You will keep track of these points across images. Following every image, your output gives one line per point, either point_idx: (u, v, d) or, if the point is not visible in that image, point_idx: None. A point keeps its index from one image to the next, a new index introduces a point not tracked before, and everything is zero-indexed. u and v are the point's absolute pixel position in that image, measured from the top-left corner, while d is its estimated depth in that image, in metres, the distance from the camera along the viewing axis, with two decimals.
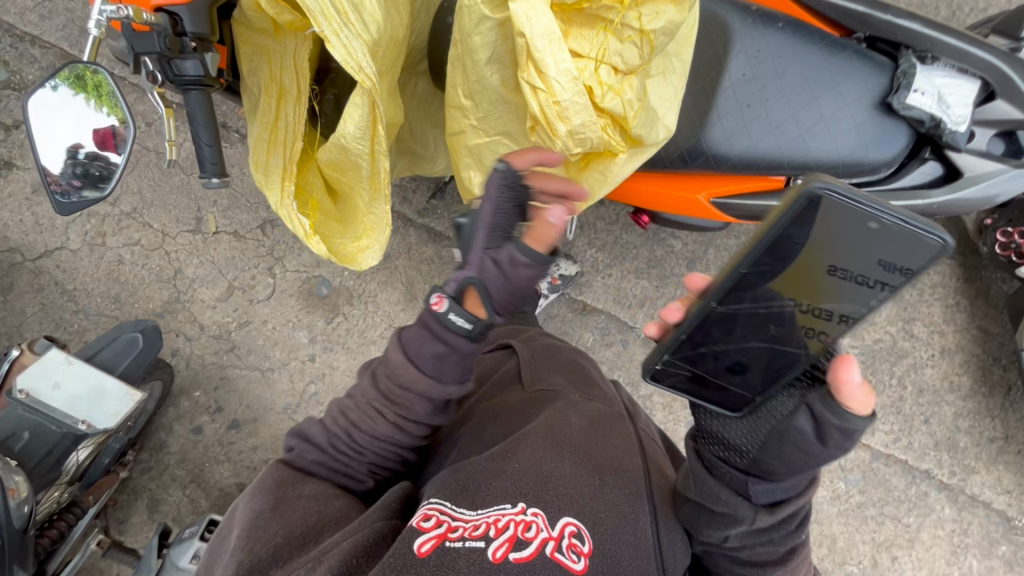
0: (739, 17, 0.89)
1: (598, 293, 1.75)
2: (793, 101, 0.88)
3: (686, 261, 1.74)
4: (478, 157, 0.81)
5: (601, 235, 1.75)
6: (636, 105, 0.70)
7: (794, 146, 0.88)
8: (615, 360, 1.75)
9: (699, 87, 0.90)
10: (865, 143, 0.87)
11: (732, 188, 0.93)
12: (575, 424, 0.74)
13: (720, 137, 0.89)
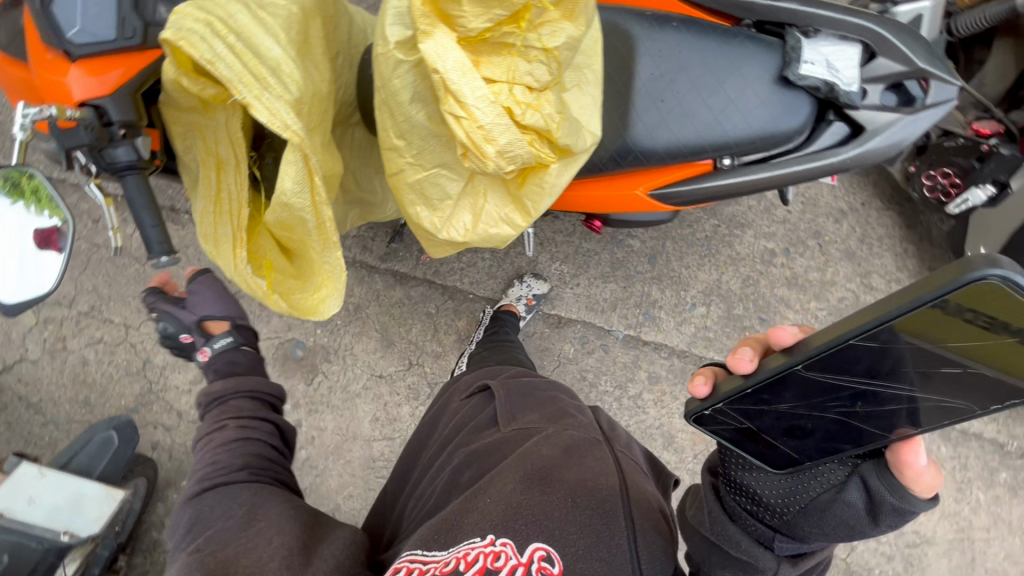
0: (637, 24, 0.96)
1: (570, 304, 1.79)
2: (701, 89, 0.94)
3: (647, 257, 1.81)
4: (421, 192, 0.84)
5: (561, 247, 1.80)
6: (558, 117, 0.74)
7: (713, 130, 0.94)
8: (600, 366, 1.77)
9: (616, 90, 0.95)
10: (774, 116, 0.93)
11: (665, 178, 0.97)
12: (547, 454, 0.74)
13: (643, 133, 0.95)
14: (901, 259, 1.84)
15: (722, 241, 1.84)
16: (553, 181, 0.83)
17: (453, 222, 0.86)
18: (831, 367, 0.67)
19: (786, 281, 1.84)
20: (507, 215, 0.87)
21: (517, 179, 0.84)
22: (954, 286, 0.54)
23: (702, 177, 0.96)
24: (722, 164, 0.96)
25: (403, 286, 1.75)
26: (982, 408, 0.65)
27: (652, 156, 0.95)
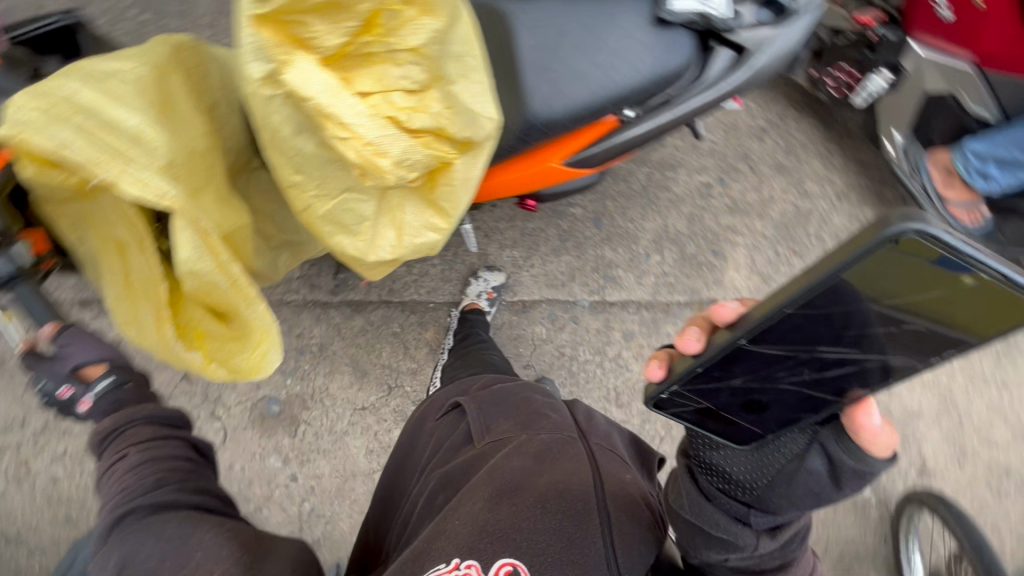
0: (507, 2, 0.96)
1: (530, 287, 1.81)
2: (585, 49, 0.93)
3: (591, 221, 1.86)
4: (335, 222, 0.82)
5: (507, 234, 1.83)
6: (448, 113, 0.73)
7: (607, 86, 0.93)
8: (575, 338, 1.78)
9: (504, 69, 0.92)
10: (660, 58, 0.95)
11: (574, 145, 0.97)
12: (517, 465, 0.78)
13: (541, 104, 0.92)
14: (830, 157, 1.95)
15: (659, 183, 1.90)
16: (469, 175, 0.81)
17: (378, 242, 0.84)
18: (775, 337, 0.67)
19: (729, 206, 1.90)
20: (428, 221, 0.86)
21: (428, 183, 0.82)
22: (875, 245, 0.53)
23: (609, 135, 0.97)
24: (625, 116, 0.96)
25: (362, 313, 1.73)
26: (923, 363, 0.65)
27: (556, 126, 0.93)
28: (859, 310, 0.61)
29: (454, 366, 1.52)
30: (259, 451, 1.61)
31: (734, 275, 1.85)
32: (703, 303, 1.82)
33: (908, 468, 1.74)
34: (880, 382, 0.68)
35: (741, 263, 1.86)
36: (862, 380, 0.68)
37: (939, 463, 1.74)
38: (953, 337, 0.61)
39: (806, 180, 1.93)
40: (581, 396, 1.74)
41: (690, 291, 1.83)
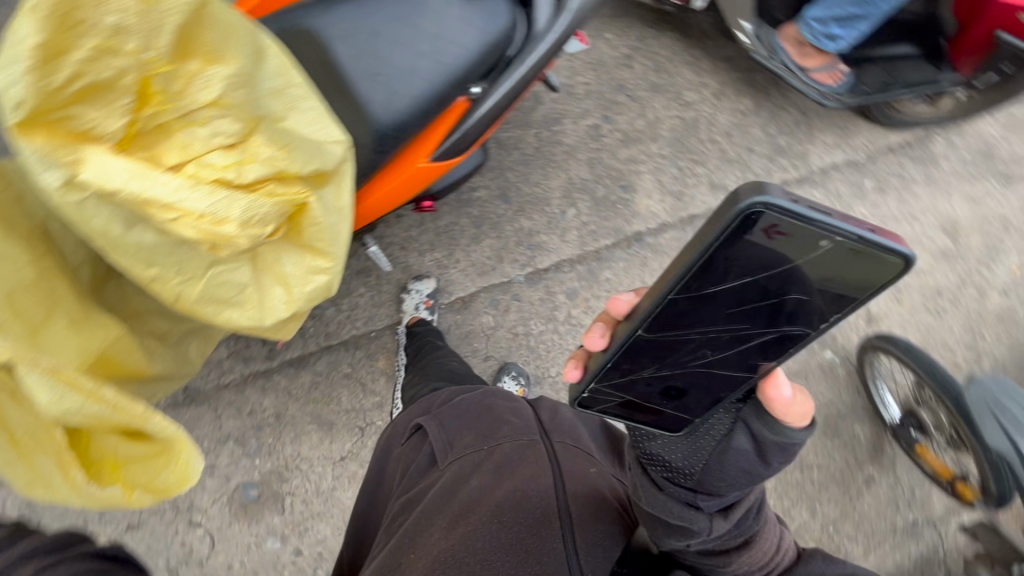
0: (311, 16, 0.92)
1: (463, 281, 1.79)
2: (404, 42, 0.93)
3: (499, 197, 1.86)
4: (215, 301, 0.79)
5: (423, 238, 1.80)
6: (280, 153, 0.76)
7: (441, 70, 0.94)
8: (524, 314, 1.78)
9: (331, 84, 0.89)
10: (481, 27, 0.96)
11: (437, 134, 0.99)
12: (477, 485, 0.82)
13: (381, 108, 0.91)
14: (697, 61, 2.11)
15: (550, 141, 1.93)
16: (340, 203, 0.84)
17: (270, 303, 0.83)
18: (667, 322, 0.70)
19: (621, 140, 1.96)
20: (313, 265, 0.86)
21: (294, 228, 0.83)
22: (730, 220, 0.57)
23: (466, 115, 0.99)
24: (473, 94, 0.98)
25: (307, 367, 1.67)
26: (815, 329, 0.68)
27: (409, 125, 0.92)
28: (746, 283, 0.65)
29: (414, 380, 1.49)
30: (253, 540, 1.53)
31: (647, 202, 1.92)
32: (629, 237, 1.88)
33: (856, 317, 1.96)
34: (779, 353, 0.72)
35: (652, 189, 1.93)
36: (767, 354, 0.73)
37: (880, 304, 1.97)
38: (841, 294, 0.64)
39: (682, 92, 2.05)
40: (549, 366, 1.76)
41: (614, 230, 1.88)
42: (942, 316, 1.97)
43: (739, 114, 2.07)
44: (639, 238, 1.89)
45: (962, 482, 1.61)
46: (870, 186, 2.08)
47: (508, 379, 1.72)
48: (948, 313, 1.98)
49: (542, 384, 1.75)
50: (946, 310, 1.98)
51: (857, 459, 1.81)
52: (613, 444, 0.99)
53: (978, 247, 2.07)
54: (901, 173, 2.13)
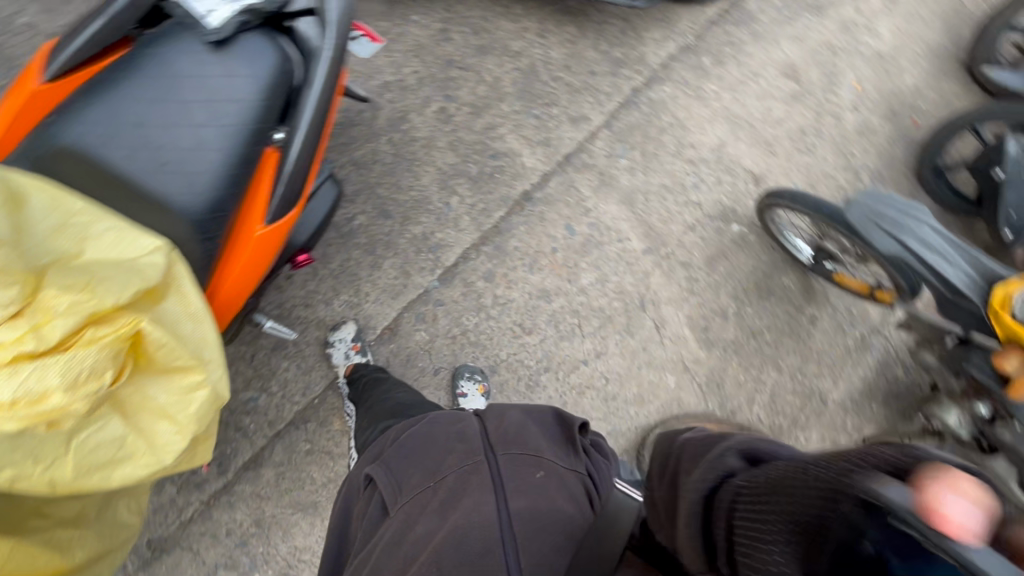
0: (67, 134, 0.90)
1: (382, 310, 1.74)
2: (177, 121, 0.93)
3: (381, 215, 1.80)
4: (104, 462, 0.81)
5: (323, 287, 1.73)
6: (84, 296, 0.73)
7: (231, 133, 0.94)
8: (452, 314, 1.78)
9: (128, 194, 0.90)
10: (250, 74, 0.96)
11: (263, 197, 0.96)
12: (422, 531, 0.73)
13: (186, 196, 0.91)
14: (509, 8, 2.10)
15: (404, 141, 1.87)
16: (189, 307, 0.85)
17: (159, 439, 0.83)
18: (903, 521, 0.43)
19: (472, 112, 1.94)
20: (186, 382, 0.85)
21: (146, 358, 0.82)
22: None
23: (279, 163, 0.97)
24: (277, 140, 0.98)
25: (264, 463, 1.58)
26: None
27: (221, 200, 0.93)
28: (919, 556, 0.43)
29: (365, 427, 1.28)
30: None
31: (521, 160, 1.94)
32: (519, 200, 1.91)
33: (745, 183, 2.09)
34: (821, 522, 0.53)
35: (520, 146, 1.95)
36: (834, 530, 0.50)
37: (758, 164, 2.12)
38: None
39: (508, 44, 2.04)
40: (497, 350, 1.78)
41: (503, 200, 1.89)
42: (814, 152, 2.17)
43: (570, 44, 2.10)
44: (528, 197, 1.92)
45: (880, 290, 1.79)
46: (710, 63, 2.19)
47: (466, 380, 1.72)
48: (817, 148, 2.18)
49: (499, 370, 1.77)
50: (814, 146, 2.18)
51: (795, 305, 2.02)
52: (568, 431, 0.87)
53: (818, 80, 2.27)
54: (731, 40, 2.24)
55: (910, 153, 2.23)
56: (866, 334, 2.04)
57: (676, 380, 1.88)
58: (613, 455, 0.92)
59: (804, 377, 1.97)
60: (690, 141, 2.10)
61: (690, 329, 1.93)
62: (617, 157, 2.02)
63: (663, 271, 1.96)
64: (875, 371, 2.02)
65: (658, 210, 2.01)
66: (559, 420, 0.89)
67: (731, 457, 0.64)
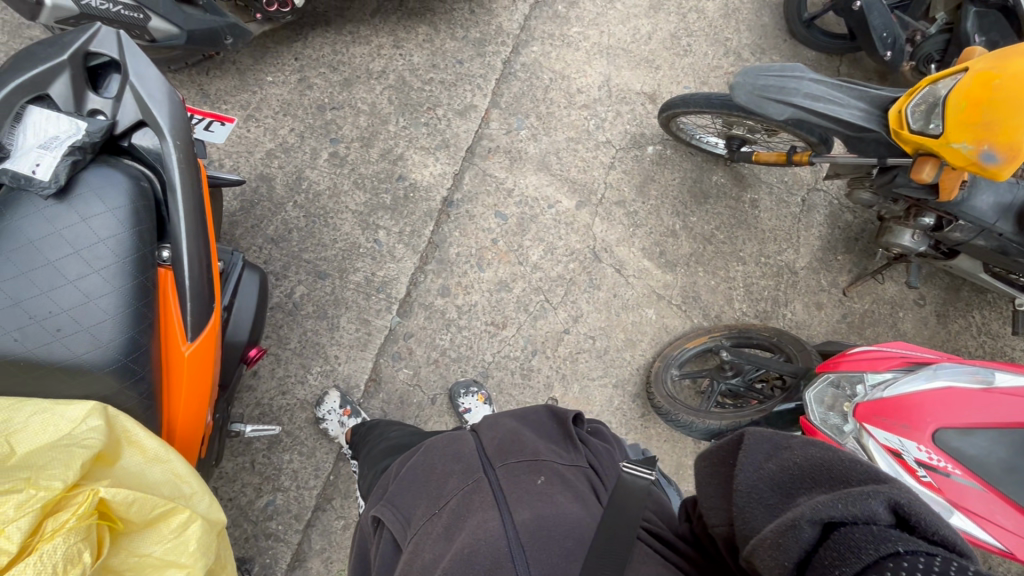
0: None
1: (358, 366, 1.72)
2: (51, 283, 0.87)
3: (319, 278, 1.77)
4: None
5: (292, 370, 1.69)
6: (27, 492, 0.75)
7: (115, 271, 0.90)
8: (426, 341, 1.77)
9: (36, 375, 0.86)
10: (105, 207, 0.91)
11: (175, 316, 0.97)
12: (430, 557, 0.69)
13: (99, 351, 0.89)
14: (356, 32, 2.04)
15: (310, 199, 1.84)
16: (147, 452, 0.89)
17: None
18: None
19: (363, 145, 1.92)
20: (173, 525, 0.88)
21: (123, 520, 0.85)
22: None
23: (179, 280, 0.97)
24: (167, 258, 0.97)
25: (307, 555, 1.56)
26: None
27: (136, 339, 0.91)
28: None
29: (363, 478, 1.18)
30: None
31: (428, 171, 1.93)
32: (442, 208, 1.90)
33: (643, 106, 2.13)
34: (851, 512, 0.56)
35: (422, 158, 1.94)
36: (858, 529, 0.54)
37: (647, 84, 2.16)
38: None
39: (369, 67, 2.01)
40: (482, 355, 1.78)
41: (427, 214, 1.88)
42: (693, 52, 2.22)
43: (428, 43, 2.07)
44: (449, 202, 1.91)
45: (796, 153, 1.74)
46: (565, 8, 2.20)
47: (464, 396, 1.70)
48: (694, 47, 2.23)
49: (491, 373, 1.77)
50: (690, 46, 2.23)
51: (734, 197, 2.07)
52: (562, 426, 0.84)
53: None
54: None
55: (777, 17, 2.31)
56: (806, 197, 2.11)
57: (655, 311, 1.92)
58: (614, 438, 0.92)
59: (768, 258, 2.03)
60: (578, 87, 2.11)
61: (649, 260, 1.97)
62: (516, 131, 2.03)
63: (602, 217, 1.98)
64: (827, 226, 2.10)
65: (574, 163, 2.02)
66: (552, 418, 0.86)
67: (876, 499, 0.50)
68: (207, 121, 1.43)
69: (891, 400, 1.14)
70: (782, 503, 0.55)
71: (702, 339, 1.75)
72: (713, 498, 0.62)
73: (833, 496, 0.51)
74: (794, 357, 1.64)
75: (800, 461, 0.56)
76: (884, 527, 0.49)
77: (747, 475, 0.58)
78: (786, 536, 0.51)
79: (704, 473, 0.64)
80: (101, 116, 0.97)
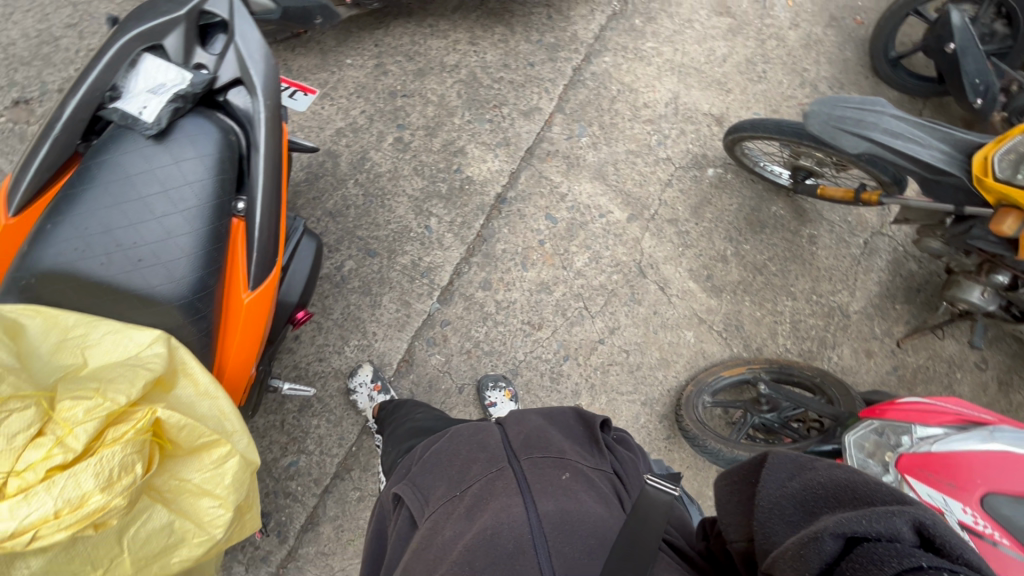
0: (35, 257, 0.91)
1: (394, 347, 1.76)
2: (138, 216, 0.95)
3: (369, 256, 1.83)
4: (163, 544, 0.92)
5: (331, 341, 1.75)
6: (96, 399, 0.81)
7: (196, 214, 0.97)
8: (461, 332, 1.79)
9: (113, 299, 0.93)
10: (194, 153, 0.98)
11: (239, 267, 1.02)
12: (450, 535, 0.67)
13: (169, 285, 0.95)
14: (436, 25, 2.11)
15: (371, 179, 1.91)
16: (198, 386, 0.93)
17: (202, 512, 0.93)
18: None
19: (428, 134, 1.97)
20: (214, 457, 0.93)
21: (173, 442, 0.90)
22: None
23: (248, 234, 1.02)
24: (241, 210, 1.02)
25: (320, 522, 1.60)
26: None
27: (204, 279, 0.97)
28: None
29: (387, 456, 1.20)
30: None
31: (486, 165, 1.97)
32: (495, 204, 1.93)
33: (709, 127, 2.10)
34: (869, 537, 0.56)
35: (482, 153, 1.98)
36: None
37: (716, 105, 2.13)
38: None
39: (443, 60, 2.07)
40: (514, 353, 1.79)
41: (479, 208, 1.92)
42: (767, 79, 2.18)
43: (503, 43, 2.12)
44: (503, 199, 1.94)
45: (864, 191, 1.67)
46: (642, 23, 2.21)
47: (491, 390, 1.72)
48: (769, 74, 2.19)
49: (520, 371, 1.78)
50: (765, 73, 2.19)
51: (791, 230, 2.02)
52: (589, 430, 0.83)
53: (751, 8, 2.28)
54: None
55: (860, 53, 2.24)
56: (869, 240, 2.03)
57: (694, 334, 1.88)
58: (639, 449, 0.91)
59: (821, 297, 1.96)
60: (644, 101, 2.11)
61: (695, 282, 1.93)
62: (577, 137, 2.04)
63: (653, 233, 1.97)
64: (888, 272, 2.01)
65: (630, 176, 2.02)
66: (579, 420, 0.86)
67: (900, 517, 0.49)
68: (291, 90, 1.51)
69: (938, 455, 1.08)
70: (805, 521, 0.54)
71: (741, 369, 1.72)
72: (731, 515, 0.61)
73: (858, 512, 0.50)
74: (837, 401, 1.57)
75: (824, 481, 0.56)
76: (908, 545, 0.47)
77: (770, 491, 0.58)
78: (808, 548, 0.50)
79: (723, 491, 0.63)
80: (204, 71, 1.04)
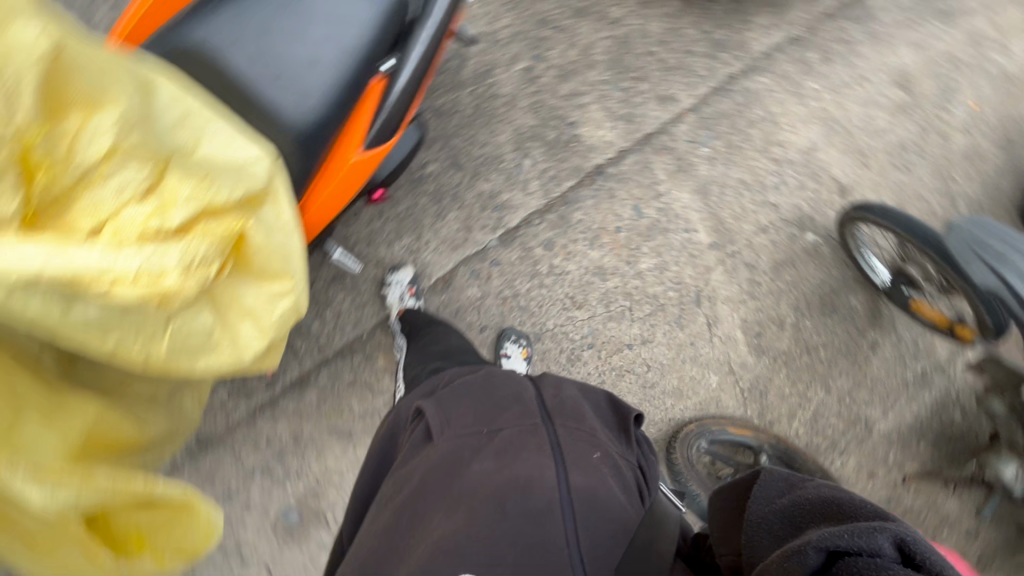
0: (198, 34, 0.98)
1: (439, 262, 1.76)
2: (298, 34, 1.00)
3: (453, 168, 1.80)
4: (196, 349, 0.79)
5: (386, 230, 1.76)
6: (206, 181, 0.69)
7: (345, 53, 1.01)
8: (504, 277, 1.78)
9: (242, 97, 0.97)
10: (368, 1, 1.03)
11: (360, 121, 1.02)
12: (478, 471, 0.72)
13: (293, 109, 0.97)
14: None
15: (487, 95, 1.85)
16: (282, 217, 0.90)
17: (240, 338, 0.83)
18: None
19: (559, 77, 1.90)
20: (275, 289, 0.88)
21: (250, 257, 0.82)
22: None
23: (381, 94, 1.02)
24: (385, 71, 1.03)
25: (306, 385, 1.65)
26: None
27: (324, 116, 0.99)
28: None
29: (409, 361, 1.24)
30: (307, 557, 1.57)
31: (599, 132, 1.90)
32: (591, 173, 1.87)
33: (830, 192, 1.99)
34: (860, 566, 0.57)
35: (602, 118, 1.91)
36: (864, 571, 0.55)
37: (848, 174, 2.00)
38: None
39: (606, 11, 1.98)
40: (545, 319, 1.78)
41: (575, 170, 1.86)
42: (912, 171, 2.03)
43: (669, 20, 2.02)
44: (601, 171, 1.88)
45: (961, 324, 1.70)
46: (816, 59, 2.06)
47: (510, 343, 1.73)
48: (917, 167, 2.04)
49: (543, 338, 1.77)
50: (913, 164, 2.04)
51: (858, 328, 1.93)
52: (620, 420, 0.84)
53: (932, 93, 2.10)
54: (842, 37, 2.10)
55: None
56: (929, 371, 1.93)
57: (719, 380, 1.84)
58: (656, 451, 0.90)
59: (854, 402, 1.89)
60: (780, 139, 1.99)
61: (743, 333, 1.87)
62: (699, 144, 1.95)
63: (726, 268, 1.90)
64: (932, 410, 1.91)
65: (731, 205, 1.93)
66: (612, 406, 0.85)
67: (882, 533, 0.51)
68: None
69: None
70: (792, 535, 0.57)
71: (748, 432, 1.76)
72: (723, 529, 0.65)
73: (841, 527, 0.52)
74: None
75: (811, 497, 0.59)
76: (887, 560, 0.50)
77: (758, 508, 0.61)
78: (791, 560, 0.52)
79: (716, 506, 0.67)
80: None
